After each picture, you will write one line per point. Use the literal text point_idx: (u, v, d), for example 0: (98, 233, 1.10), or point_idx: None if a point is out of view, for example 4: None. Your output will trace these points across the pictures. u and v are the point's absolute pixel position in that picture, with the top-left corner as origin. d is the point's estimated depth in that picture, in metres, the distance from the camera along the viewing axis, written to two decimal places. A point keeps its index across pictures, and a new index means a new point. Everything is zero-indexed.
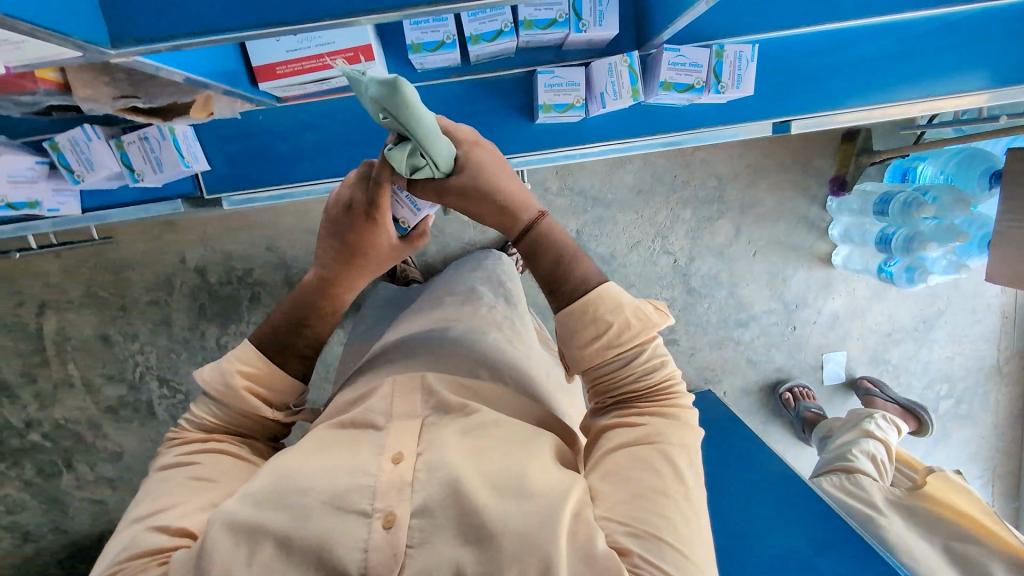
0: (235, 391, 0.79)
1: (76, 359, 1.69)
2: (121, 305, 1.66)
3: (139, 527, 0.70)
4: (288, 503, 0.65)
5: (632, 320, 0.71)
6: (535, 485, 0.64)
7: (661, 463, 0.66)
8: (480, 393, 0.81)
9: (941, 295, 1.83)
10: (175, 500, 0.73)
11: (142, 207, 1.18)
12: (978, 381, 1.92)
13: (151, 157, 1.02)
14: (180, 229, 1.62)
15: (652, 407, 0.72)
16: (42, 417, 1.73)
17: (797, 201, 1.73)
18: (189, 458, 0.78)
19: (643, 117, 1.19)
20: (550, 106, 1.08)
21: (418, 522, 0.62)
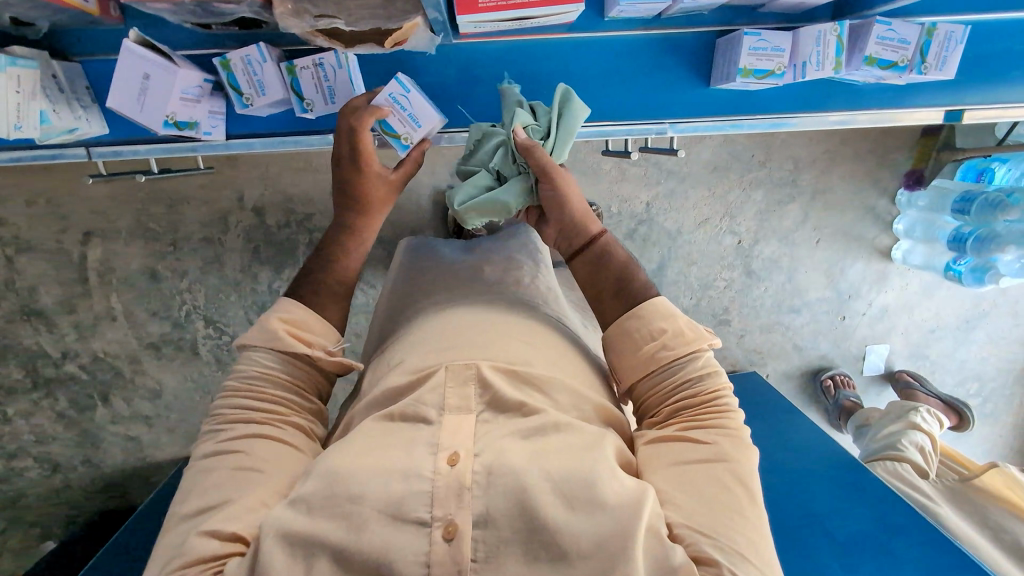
0: (275, 332, 0.80)
1: (120, 292, 1.63)
2: (171, 240, 1.59)
3: (189, 526, 0.67)
4: (342, 511, 0.62)
5: (685, 330, 0.81)
6: (603, 495, 0.63)
7: (731, 479, 0.68)
8: (540, 384, 0.80)
9: (989, 297, 1.86)
10: (228, 494, 0.69)
11: (293, 139, 1.06)
12: (1007, 382, 1.98)
13: (324, 85, 0.96)
14: (241, 165, 1.55)
15: (711, 421, 0.75)
16: (80, 349, 1.67)
17: (867, 192, 1.72)
18: (237, 435, 0.75)
19: (819, 92, 1.13)
20: (749, 71, 1.00)
21: (479, 533, 0.61)
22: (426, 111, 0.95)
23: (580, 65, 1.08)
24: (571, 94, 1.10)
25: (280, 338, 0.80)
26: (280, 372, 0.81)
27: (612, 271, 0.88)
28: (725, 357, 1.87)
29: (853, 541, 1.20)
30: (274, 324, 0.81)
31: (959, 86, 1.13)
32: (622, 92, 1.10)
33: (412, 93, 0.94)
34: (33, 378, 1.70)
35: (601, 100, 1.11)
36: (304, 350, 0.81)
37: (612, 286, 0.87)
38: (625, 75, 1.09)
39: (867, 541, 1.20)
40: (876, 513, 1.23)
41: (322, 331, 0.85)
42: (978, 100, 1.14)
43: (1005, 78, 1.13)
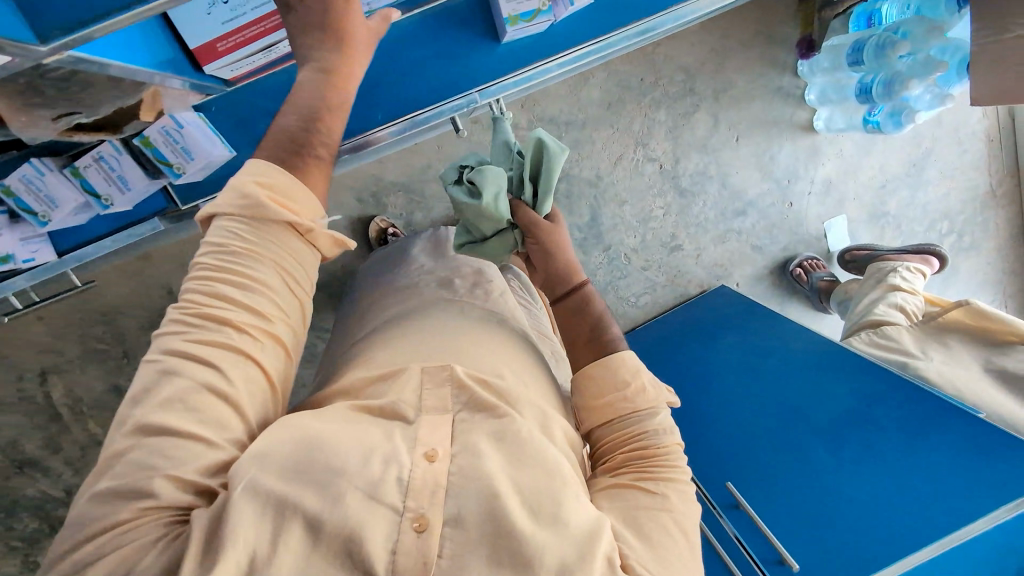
0: (254, 199, 0.67)
1: (95, 417, 1.65)
2: (123, 352, 1.62)
3: (146, 446, 0.57)
4: (317, 479, 0.58)
5: (648, 390, 0.79)
6: (568, 515, 0.61)
7: (676, 527, 0.67)
8: (513, 399, 0.75)
9: (925, 134, 1.83)
10: (197, 384, 0.61)
11: (123, 234, 1.09)
12: (976, 209, 1.94)
13: (115, 176, 0.95)
14: (159, 261, 1.57)
15: (663, 473, 0.72)
16: (79, 482, 1.69)
17: (767, 74, 1.69)
18: (201, 319, 0.64)
19: (614, 9, 1.09)
20: (514, 17, 0.97)
21: (449, 530, 0.58)
22: (200, 145, 0.93)
23: (367, 70, 1.04)
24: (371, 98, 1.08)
25: (262, 205, 0.67)
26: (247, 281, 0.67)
27: (581, 323, 0.87)
28: (691, 280, 1.84)
29: (841, 420, 1.18)
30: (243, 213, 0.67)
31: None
32: (417, 79, 1.08)
33: (185, 128, 0.91)
34: (49, 523, 1.70)
35: (404, 95, 1.08)
36: (291, 221, 0.68)
37: (586, 335, 0.86)
38: (417, 63, 1.06)
39: (866, 420, 1.16)
40: (861, 389, 1.21)
41: (301, 222, 0.71)
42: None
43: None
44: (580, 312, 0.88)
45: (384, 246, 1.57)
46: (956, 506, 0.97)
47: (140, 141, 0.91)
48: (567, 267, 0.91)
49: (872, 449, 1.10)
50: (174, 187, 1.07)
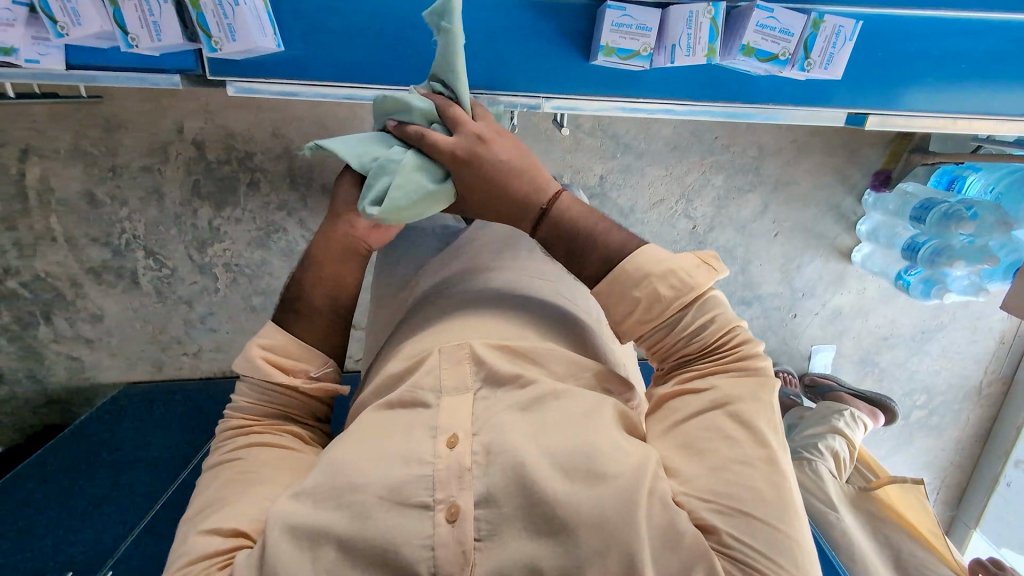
0: (254, 361, 0.78)
1: (60, 214, 1.61)
2: (111, 166, 1.57)
3: (190, 528, 0.67)
4: (345, 501, 0.61)
5: (664, 292, 0.70)
6: (606, 466, 0.61)
7: (734, 428, 0.64)
8: (536, 356, 0.74)
9: (947, 310, 1.80)
10: (221, 496, 0.69)
11: (139, 76, 1.02)
12: (956, 398, 1.94)
13: (149, 20, 0.93)
14: (180, 95, 1.50)
15: (713, 367, 0.69)
16: (20, 267, 1.66)
17: (833, 187, 1.64)
18: (230, 450, 0.75)
19: (711, 81, 1.10)
20: (612, 49, 1.02)
21: (483, 512, 0.60)
22: (246, 27, 0.95)
23: (450, 26, 1.03)
24: (431, 49, 1.06)
25: (261, 368, 0.77)
26: (265, 398, 0.78)
27: (558, 245, 0.75)
28: None
29: None
30: (253, 351, 0.78)
31: (916, 92, 1.11)
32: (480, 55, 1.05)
33: (239, 6, 0.92)
34: None
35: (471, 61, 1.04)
36: (283, 378, 0.77)
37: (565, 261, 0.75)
38: (500, 42, 1.04)
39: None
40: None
41: (307, 353, 0.80)
42: (929, 107, 1.12)
43: (957, 83, 1.11)
44: (563, 227, 0.75)
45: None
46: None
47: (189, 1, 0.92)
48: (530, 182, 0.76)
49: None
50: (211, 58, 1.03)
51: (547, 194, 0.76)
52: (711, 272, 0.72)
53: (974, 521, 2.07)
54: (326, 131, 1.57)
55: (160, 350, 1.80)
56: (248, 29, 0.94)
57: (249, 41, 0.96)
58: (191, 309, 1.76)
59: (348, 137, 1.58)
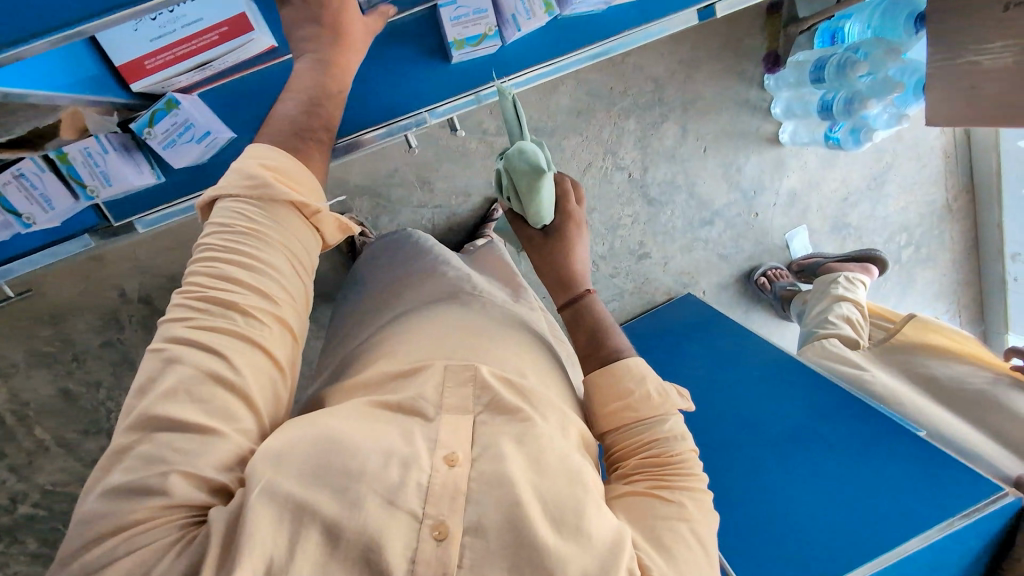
0: (258, 178, 0.67)
1: (43, 422, 1.59)
2: (72, 356, 1.56)
3: (157, 399, 0.56)
4: (338, 484, 0.54)
5: (654, 394, 0.72)
6: (591, 524, 0.56)
7: (694, 537, 0.61)
8: (531, 396, 0.70)
9: (887, 149, 1.87)
10: (206, 356, 0.58)
11: (50, 250, 1.05)
12: (932, 223, 1.99)
13: (36, 194, 0.93)
14: (110, 261, 1.51)
15: (675, 482, 0.66)
16: (26, 488, 1.64)
17: (734, 86, 1.70)
18: (206, 292, 0.62)
19: (560, 35, 1.12)
20: (461, 42, 1.03)
21: (469, 539, 0.54)
22: (123, 172, 0.93)
23: None
24: None
25: (267, 185, 0.67)
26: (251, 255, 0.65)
27: (581, 329, 0.81)
28: (658, 288, 1.84)
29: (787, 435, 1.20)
30: (260, 172, 0.67)
31: None
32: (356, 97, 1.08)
33: (109, 154, 0.91)
34: None
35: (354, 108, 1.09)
36: (295, 199, 0.68)
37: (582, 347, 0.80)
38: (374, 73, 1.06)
39: (822, 437, 1.18)
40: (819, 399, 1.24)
41: (307, 195, 0.71)
42: None
43: None
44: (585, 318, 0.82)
45: (352, 245, 1.55)
46: (923, 512, 1.02)
47: (56, 156, 0.91)
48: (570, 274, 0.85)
49: (819, 452, 1.16)
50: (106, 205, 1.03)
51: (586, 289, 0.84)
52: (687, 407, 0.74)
53: (1004, 325, 2.09)
54: None
55: None
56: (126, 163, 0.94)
57: (133, 176, 0.96)
58: None
59: None
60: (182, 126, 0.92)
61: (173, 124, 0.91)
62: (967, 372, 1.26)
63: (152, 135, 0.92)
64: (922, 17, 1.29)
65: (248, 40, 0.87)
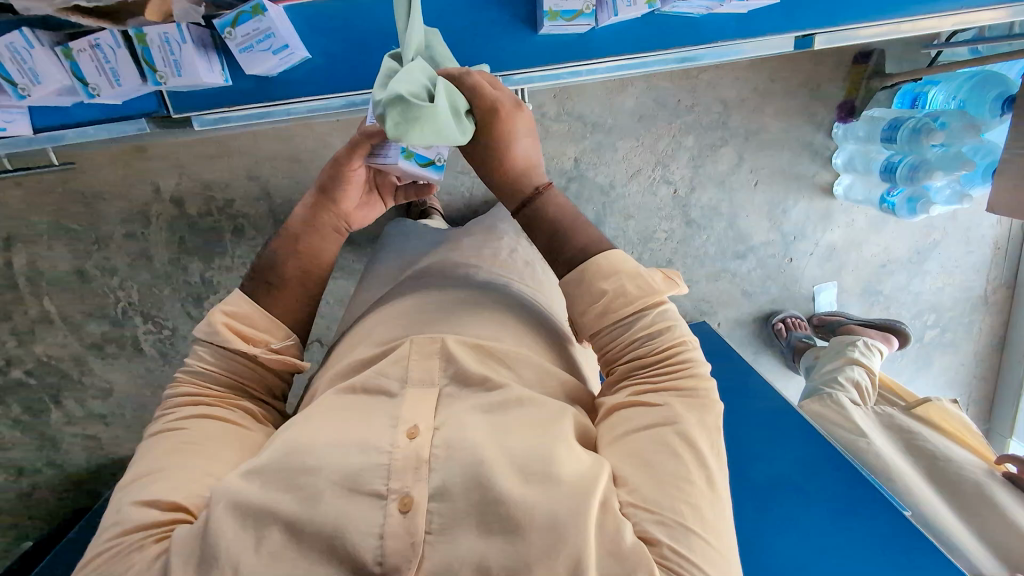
0: (213, 327, 0.80)
1: (53, 295, 1.62)
2: (95, 239, 1.58)
3: (123, 495, 0.68)
4: (297, 483, 0.61)
5: (630, 290, 0.74)
6: (563, 471, 0.61)
7: (679, 443, 0.65)
8: (507, 360, 0.76)
9: (937, 226, 1.82)
10: (158, 463, 0.70)
11: (108, 127, 1.03)
12: (964, 311, 1.95)
13: (107, 68, 0.92)
14: (151, 155, 1.52)
15: (665, 383, 0.71)
16: (24, 355, 1.67)
17: (802, 127, 1.66)
18: (175, 419, 0.76)
19: (656, 29, 1.10)
20: (556, 12, 1.01)
21: (436, 506, 0.60)
22: (194, 65, 0.92)
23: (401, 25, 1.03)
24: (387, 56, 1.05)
25: (220, 334, 0.79)
26: (219, 367, 0.81)
27: (540, 230, 0.80)
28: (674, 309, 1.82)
29: (769, 484, 1.19)
30: (214, 316, 0.80)
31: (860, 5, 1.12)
32: None
33: (186, 44, 0.89)
34: None
35: None
36: (242, 347, 0.79)
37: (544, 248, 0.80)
38: (458, 28, 1.05)
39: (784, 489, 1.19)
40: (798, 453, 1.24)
41: (271, 327, 0.83)
42: (918, 11, 1.14)
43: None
44: (545, 214, 0.80)
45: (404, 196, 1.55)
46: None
47: (134, 35, 0.88)
48: (531, 163, 0.82)
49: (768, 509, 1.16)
50: (170, 94, 1.02)
51: (542, 181, 0.82)
52: (675, 287, 0.77)
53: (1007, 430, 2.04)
54: (300, 165, 1.58)
55: None
56: (201, 59, 0.92)
57: (207, 75, 0.94)
58: None
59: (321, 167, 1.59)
60: (263, 33, 0.93)
61: (254, 30, 0.93)
62: (964, 458, 1.27)
63: (233, 36, 0.94)
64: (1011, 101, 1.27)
65: None
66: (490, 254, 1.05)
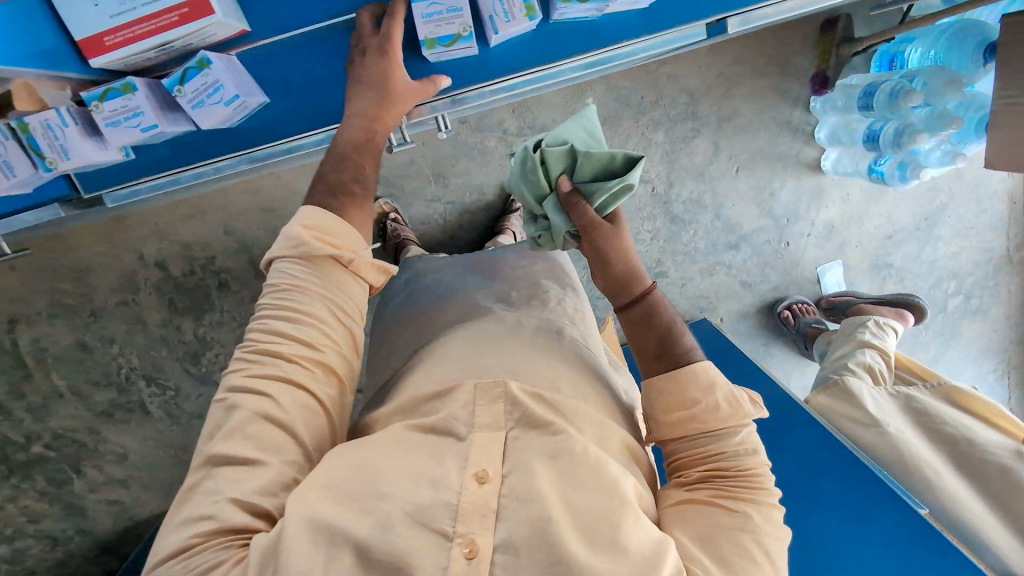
0: (301, 243, 0.74)
1: (59, 369, 1.67)
2: (90, 310, 1.63)
3: (213, 478, 0.63)
4: (366, 506, 0.59)
5: (721, 402, 0.71)
6: (631, 544, 0.58)
7: (755, 548, 0.61)
8: (568, 411, 0.71)
9: (942, 187, 1.71)
10: (250, 434, 0.65)
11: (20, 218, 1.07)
12: (988, 273, 1.82)
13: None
14: (131, 224, 1.56)
15: (744, 493, 0.66)
16: (39, 430, 1.72)
17: (776, 106, 1.59)
18: (261, 356, 0.69)
19: (552, 38, 1.06)
20: (432, 41, 0.98)
21: (501, 558, 0.57)
22: (81, 147, 0.92)
23: (300, 71, 1.03)
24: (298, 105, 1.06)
25: (307, 246, 0.73)
26: (307, 288, 0.73)
27: (651, 329, 0.77)
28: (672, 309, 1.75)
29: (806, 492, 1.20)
30: (298, 231, 0.74)
31: None
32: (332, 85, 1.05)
33: (69, 127, 0.90)
34: (8, 466, 1.75)
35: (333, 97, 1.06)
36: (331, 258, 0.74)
37: (654, 346, 0.76)
38: None
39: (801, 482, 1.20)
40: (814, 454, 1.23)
41: (348, 236, 0.76)
42: None
43: None
44: (653, 313, 0.77)
45: (382, 230, 1.55)
46: None
47: (18, 125, 0.90)
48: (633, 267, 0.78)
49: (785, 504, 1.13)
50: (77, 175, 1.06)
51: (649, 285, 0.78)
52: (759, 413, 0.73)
53: None
54: (273, 214, 1.60)
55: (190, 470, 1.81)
56: (88, 140, 0.94)
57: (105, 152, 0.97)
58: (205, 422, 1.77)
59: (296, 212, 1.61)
60: (131, 112, 0.91)
61: (123, 107, 0.90)
62: (989, 442, 1.16)
63: (99, 110, 0.90)
64: (994, 48, 1.16)
65: (207, 23, 0.86)
66: (538, 302, 0.97)
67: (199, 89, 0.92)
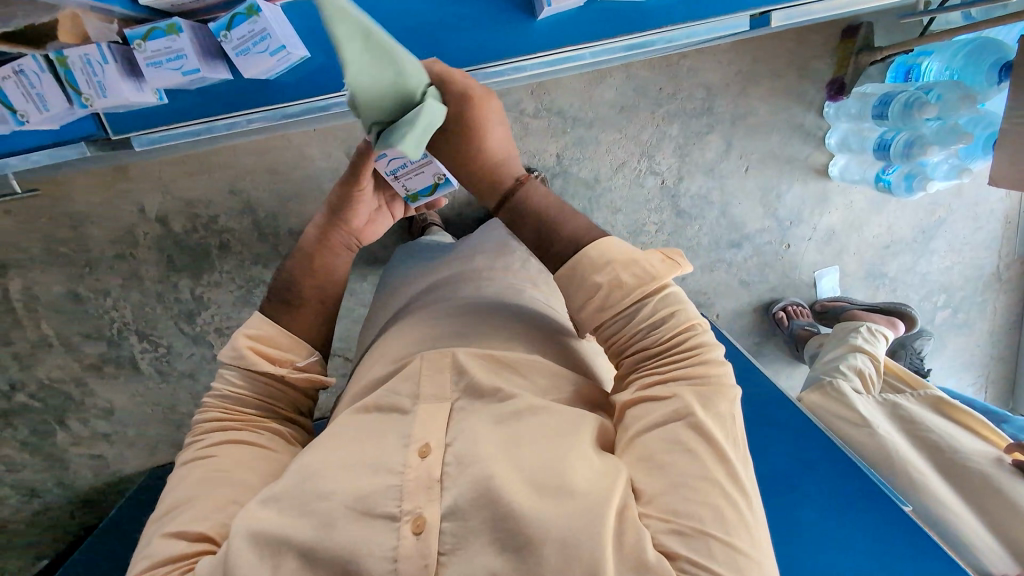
0: (240, 351, 0.79)
1: (50, 319, 1.64)
2: (86, 261, 1.60)
3: (159, 528, 0.69)
4: (311, 509, 0.58)
5: (627, 280, 0.66)
6: (575, 482, 0.56)
7: (691, 438, 0.59)
8: (517, 366, 0.71)
9: (942, 202, 1.75)
10: (191, 493, 0.70)
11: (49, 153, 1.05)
12: (977, 289, 1.87)
13: (33, 93, 0.94)
14: (135, 175, 1.54)
15: (672, 371, 0.65)
16: (25, 378, 1.69)
17: (790, 108, 1.61)
18: (208, 444, 0.76)
19: (587, 20, 1.07)
20: None
21: (449, 526, 0.56)
22: (120, 88, 0.93)
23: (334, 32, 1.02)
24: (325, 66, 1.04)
25: (246, 358, 0.79)
26: (247, 389, 0.80)
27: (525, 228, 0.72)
28: None
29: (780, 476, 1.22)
30: (238, 339, 0.79)
31: None
32: None
33: (108, 64, 0.90)
34: None
35: None
36: (269, 367, 0.79)
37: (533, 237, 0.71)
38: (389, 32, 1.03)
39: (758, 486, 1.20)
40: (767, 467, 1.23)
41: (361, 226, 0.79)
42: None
43: None
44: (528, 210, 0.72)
45: None
46: None
47: (56, 58, 0.90)
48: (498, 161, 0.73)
49: None
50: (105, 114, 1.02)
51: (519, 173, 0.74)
52: (677, 267, 0.68)
53: None
54: (280, 177, 1.58)
55: (176, 429, 1.79)
56: (127, 79, 0.94)
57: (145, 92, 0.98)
58: (195, 383, 1.75)
59: (304, 176, 1.59)
60: (259, 35, 0.93)
61: (165, 48, 0.91)
62: (970, 448, 1.23)
63: (142, 49, 0.92)
64: (1009, 67, 1.19)
65: None
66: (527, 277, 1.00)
67: (246, 36, 0.94)
